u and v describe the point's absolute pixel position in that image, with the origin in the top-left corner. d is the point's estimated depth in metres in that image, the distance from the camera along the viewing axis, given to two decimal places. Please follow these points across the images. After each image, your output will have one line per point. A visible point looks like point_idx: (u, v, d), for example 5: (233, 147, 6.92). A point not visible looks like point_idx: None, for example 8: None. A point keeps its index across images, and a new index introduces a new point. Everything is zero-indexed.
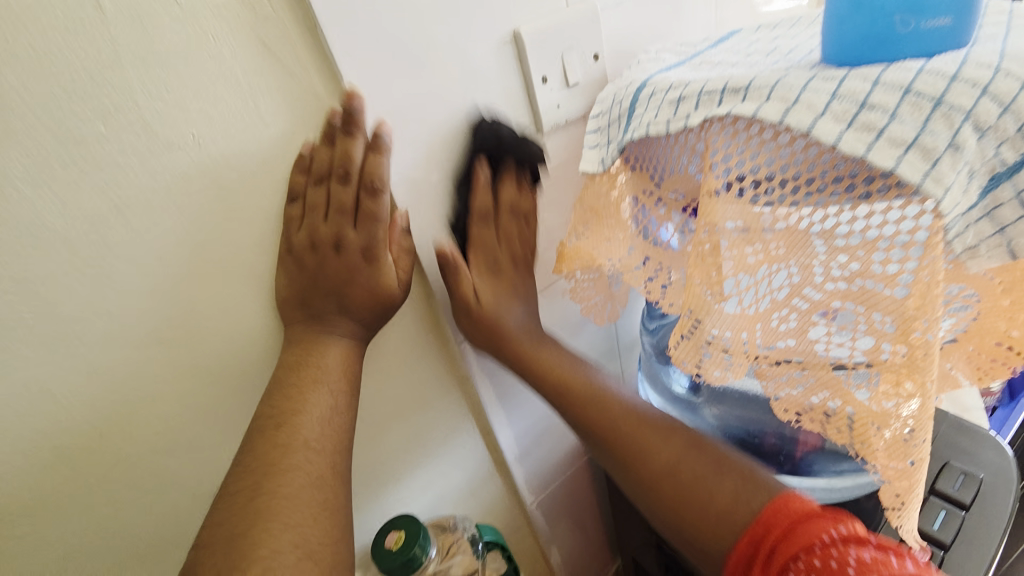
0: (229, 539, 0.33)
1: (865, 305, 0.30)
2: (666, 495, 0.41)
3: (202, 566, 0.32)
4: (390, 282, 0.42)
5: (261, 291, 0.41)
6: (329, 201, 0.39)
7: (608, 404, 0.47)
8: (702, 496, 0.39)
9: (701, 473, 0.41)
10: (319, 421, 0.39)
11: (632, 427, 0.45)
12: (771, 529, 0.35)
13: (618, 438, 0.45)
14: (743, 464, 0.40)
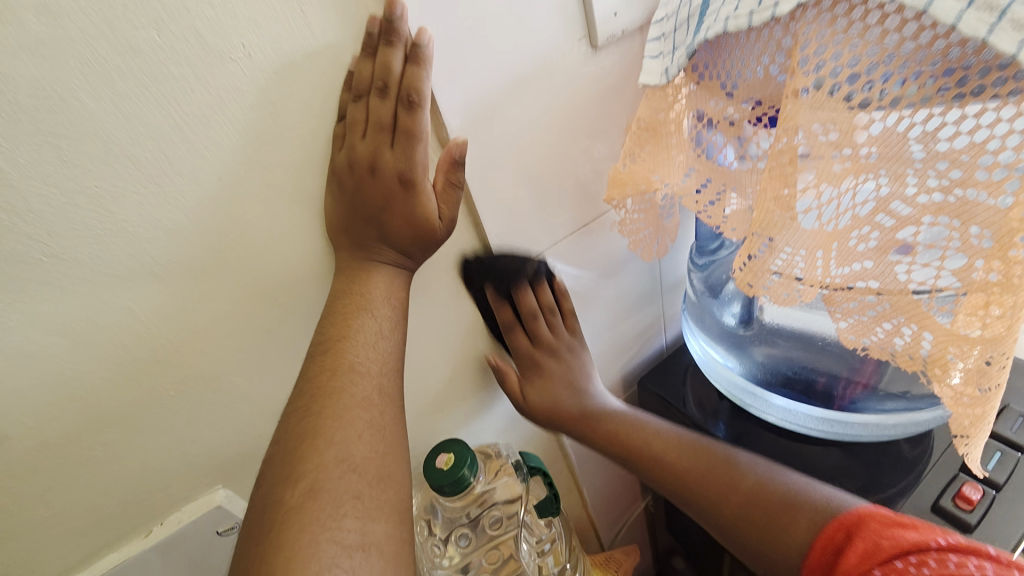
0: (286, 451, 0.35)
1: (961, 219, 0.27)
2: (743, 525, 0.44)
3: (265, 475, 0.35)
4: (427, 211, 0.41)
5: (314, 215, 0.42)
6: (368, 117, 0.38)
7: (683, 462, 0.51)
8: (777, 528, 0.42)
9: (773, 507, 0.43)
10: (362, 346, 0.39)
11: (699, 469, 0.50)
12: (855, 540, 0.37)
13: (685, 477, 0.50)
14: (825, 493, 0.42)
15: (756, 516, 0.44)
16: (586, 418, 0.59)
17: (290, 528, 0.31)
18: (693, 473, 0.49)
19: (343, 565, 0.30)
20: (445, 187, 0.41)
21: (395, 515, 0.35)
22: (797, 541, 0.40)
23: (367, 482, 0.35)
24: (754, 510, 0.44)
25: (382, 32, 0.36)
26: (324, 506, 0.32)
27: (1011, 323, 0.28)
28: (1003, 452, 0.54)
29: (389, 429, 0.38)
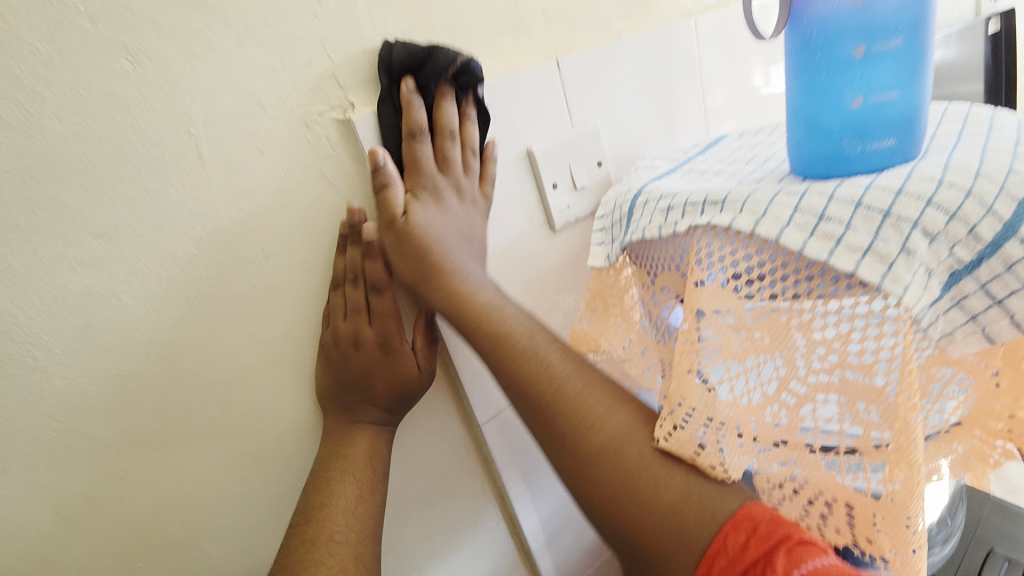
0: None
1: (847, 394, 0.33)
2: (625, 522, 0.35)
3: None
4: (410, 368, 0.47)
5: (306, 381, 0.46)
6: (344, 304, 0.44)
7: (578, 448, 0.38)
8: (647, 502, 0.35)
9: (650, 473, 0.36)
10: (344, 513, 0.42)
11: (594, 448, 0.37)
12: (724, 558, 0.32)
13: (586, 463, 0.37)
14: (698, 484, 0.35)
15: (683, 524, 0.34)
16: (557, 401, 0.39)
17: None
18: (642, 508, 0.35)
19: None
20: (424, 346, 0.48)
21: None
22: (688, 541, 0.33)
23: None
24: (674, 529, 0.34)
25: (347, 234, 0.43)
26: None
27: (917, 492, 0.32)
28: None
29: None
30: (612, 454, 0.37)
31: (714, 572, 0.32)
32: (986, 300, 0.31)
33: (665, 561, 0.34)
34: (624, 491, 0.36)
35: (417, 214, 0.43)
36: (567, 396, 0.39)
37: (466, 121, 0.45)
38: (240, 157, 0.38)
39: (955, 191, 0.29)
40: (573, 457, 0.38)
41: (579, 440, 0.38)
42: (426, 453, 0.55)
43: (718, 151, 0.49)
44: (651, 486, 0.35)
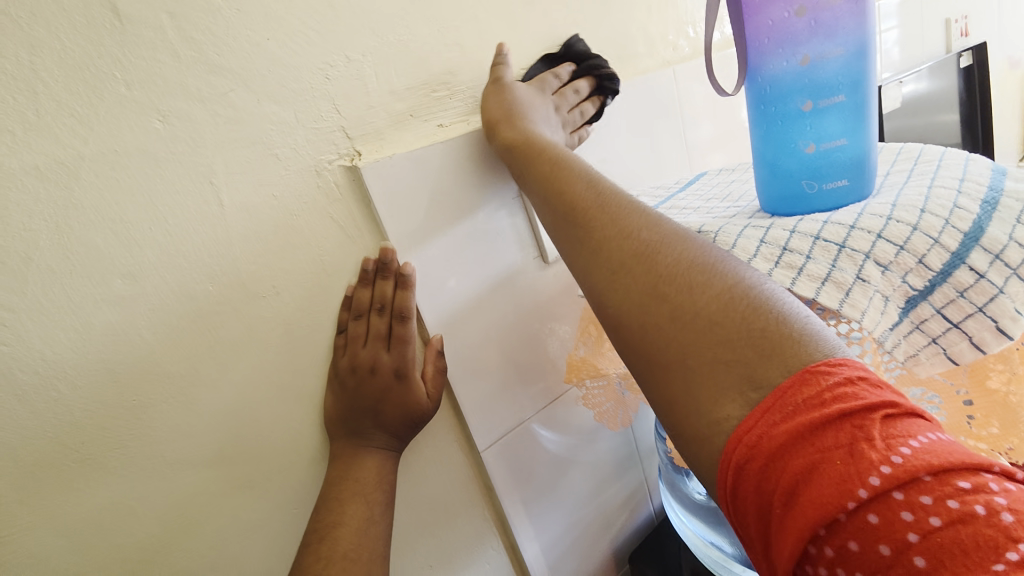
0: None
1: None
2: (635, 283, 0.33)
3: None
4: (418, 396, 0.48)
5: (312, 411, 0.48)
6: (368, 331, 0.47)
7: (595, 226, 0.37)
8: (677, 304, 0.30)
9: (682, 284, 0.31)
10: (355, 532, 0.43)
11: (608, 239, 0.36)
12: (787, 418, 0.25)
13: (614, 247, 0.35)
14: (734, 287, 0.31)
15: (729, 354, 0.28)
16: (599, 249, 0.36)
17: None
18: (673, 313, 0.30)
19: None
20: (433, 374, 0.50)
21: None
22: (704, 316, 0.29)
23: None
24: (713, 344, 0.28)
25: (377, 268, 0.47)
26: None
27: None
28: None
29: None
30: (645, 259, 0.33)
31: (771, 427, 0.25)
32: (943, 323, 0.33)
33: (695, 390, 0.28)
34: (654, 295, 0.32)
35: (519, 87, 0.50)
36: (609, 210, 0.38)
37: (586, 103, 0.56)
38: (255, 201, 0.42)
39: (901, 225, 0.32)
40: (590, 246, 0.37)
41: (614, 244, 0.36)
42: (429, 480, 0.56)
43: (698, 187, 0.53)
44: (687, 305, 0.30)
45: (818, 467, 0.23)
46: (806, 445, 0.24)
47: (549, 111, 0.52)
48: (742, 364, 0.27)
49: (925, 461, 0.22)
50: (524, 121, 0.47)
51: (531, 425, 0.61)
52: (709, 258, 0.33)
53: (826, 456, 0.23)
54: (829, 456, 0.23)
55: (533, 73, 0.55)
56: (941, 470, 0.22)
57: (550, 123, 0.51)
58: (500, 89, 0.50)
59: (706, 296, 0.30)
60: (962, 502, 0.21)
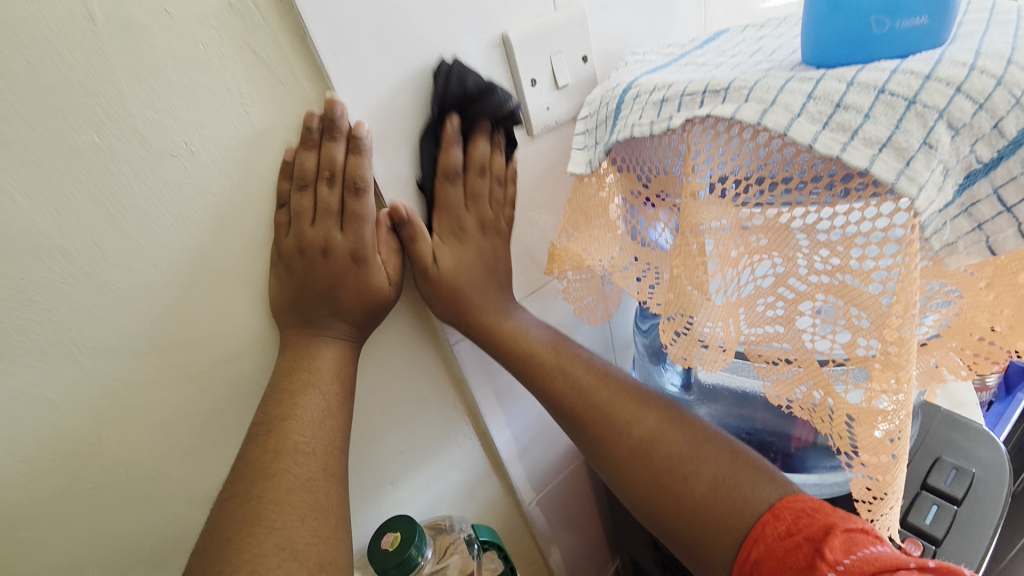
0: (218, 547, 0.32)
1: (845, 299, 0.31)
2: (640, 474, 0.42)
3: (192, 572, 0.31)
4: (379, 283, 0.42)
5: (256, 298, 0.41)
6: (315, 205, 0.39)
7: (593, 398, 0.46)
8: (678, 479, 0.40)
9: (675, 453, 0.42)
10: (309, 425, 0.38)
11: (606, 395, 0.46)
12: (759, 544, 0.35)
13: (614, 450, 0.44)
14: (723, 449, 0.41)
15: (717, 513, 0.38)
16: (588, 398, 0.46)
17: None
18: (675, 502, 0.40)
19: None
20: (391, 257, 0.44)
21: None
22: (695, 494, 0.39)
23: (307, 570, 0.32)
24: (712, 517, 0.38)
25: (323, 127, 0.38)
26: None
27: (901, 399, 0.32)
28: (939, 506, 0.55)
29: (333, 512, 0.36)
30: (645, 456, 0.43)
31: (759, 554, 0.35)
32: (998, 206, 0.28)
33: (704, 542, 0.38)
34: (656, 483, 0.41)
35: (444, 260, 0.46)
36: (596, 403, 0.46)
37: (495, 153, 0.46)
38: (140, 18, 0.31)
39: (987, 78, 0.25)
40: (608, 457, 0.45)
41: (615, 446, 0.44)
42: (396, 372, 0.53)
43: (718, 44, 0.43)
44: (684, 476, 0.40)
45: None
46: (787, 566, 0.34)
47: (478, 229, 0.48)
48: (726, 521, 0.38)
49: (859, 567, 0.30)
50: (484, 311, 0.48)
51: None
52: (698, 443, 0.42)
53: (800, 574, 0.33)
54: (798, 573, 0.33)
55: (426, 171, 0.43)
56: (871, 572, 0.30)
57: (495, 268, 0.50)
58: (409, 236, 0.44)
59: (696, 496, 0.39)
60: None
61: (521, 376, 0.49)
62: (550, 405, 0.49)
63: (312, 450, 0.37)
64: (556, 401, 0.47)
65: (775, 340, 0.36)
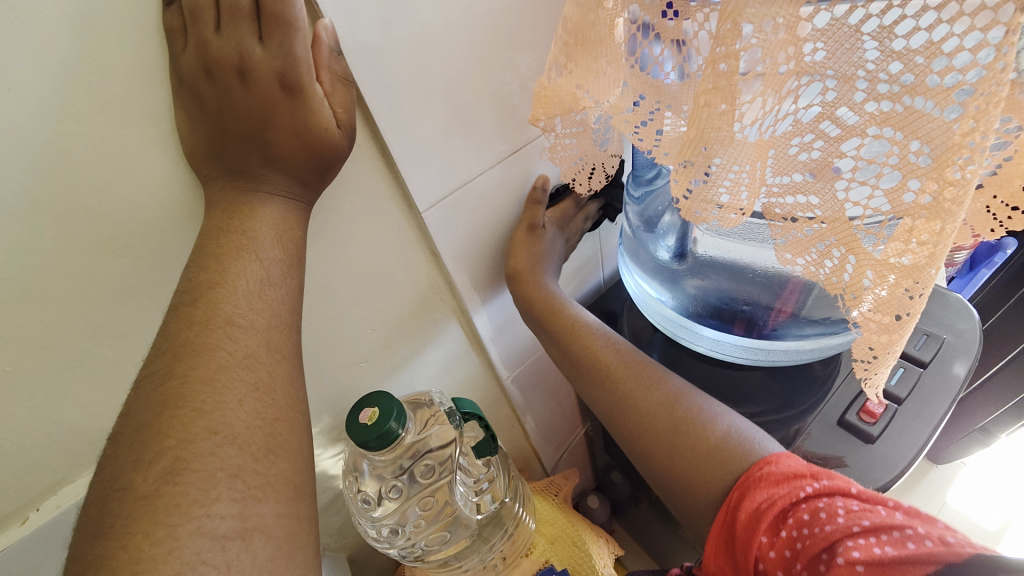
0: (133, 431, 0.27)
1: (904, 132, 0.26)
2: (660, 426, 0.50)
3: (107, 457, 0.27)
4: (326, 122, 0.33)
5: (166, 141, 0.32)
6: (218, 1, 0.29)
7: (623, 363, 0.55)
8: (694, 431, 0.49)
9: (693, 411, 0.50)
10: (244, 294, 0.32)
11: (634, 362, 0.55)
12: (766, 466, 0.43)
13: (637, 405, 0.52)
14: (732, 416, 0.50)
15: (725, 458, 0.46)
16: (619, 363, 0.55)
17: (138, 521, 0.24)
18: (686, 450, 0.48)
19: (217, 560, 0.25)
20: (335, 86, 0.34)
21: (286, 500, 0.29)
22: (707, 441, 0.48)
23: (250, 455, 0.28)
24: (721, 461, 0.46)
25: None
26: (189, 489, 0.26)
27: (936, 253, 0.29)
28: (906, 369, 0.60)
29: (281, 393, 0.31)
30: (664, 410, 0.51)
31: (768, 469, 0.43)
32: None
33: (708, 480, 0.46)
34: (672, 434, 0.49)
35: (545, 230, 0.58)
36: (624, 367, 0.55)
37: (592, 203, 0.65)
38: None
39: None
40: (631, 412, 0.53)
41: (638, 404, 0.52)
42: (361, 244, 0.46)
43: None
44: (698, 430, 0.48)
45: (793, 485, 0.41)
46: (790, 478, 0.42)
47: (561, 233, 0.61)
48: (733, 462, 0.45)
49: (853, 492, 0.39)
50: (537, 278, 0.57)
51: (471, 186, 0.50)
52: (712, 407, 0.50)
53: (798, 484, 0.41)
54: (798, 483, 0.41)
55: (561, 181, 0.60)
56: (861, 497, 0.38)
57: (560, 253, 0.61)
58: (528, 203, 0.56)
59: (711, 441, 0.47)
60: (865, 507, 0.37)
61: (558, 337, 0.57)
62: (585, 363, 0.56)
63: (252, 324, 0.31)
64: (591, 365, 0.56)
65: (800, 192, 0.31)
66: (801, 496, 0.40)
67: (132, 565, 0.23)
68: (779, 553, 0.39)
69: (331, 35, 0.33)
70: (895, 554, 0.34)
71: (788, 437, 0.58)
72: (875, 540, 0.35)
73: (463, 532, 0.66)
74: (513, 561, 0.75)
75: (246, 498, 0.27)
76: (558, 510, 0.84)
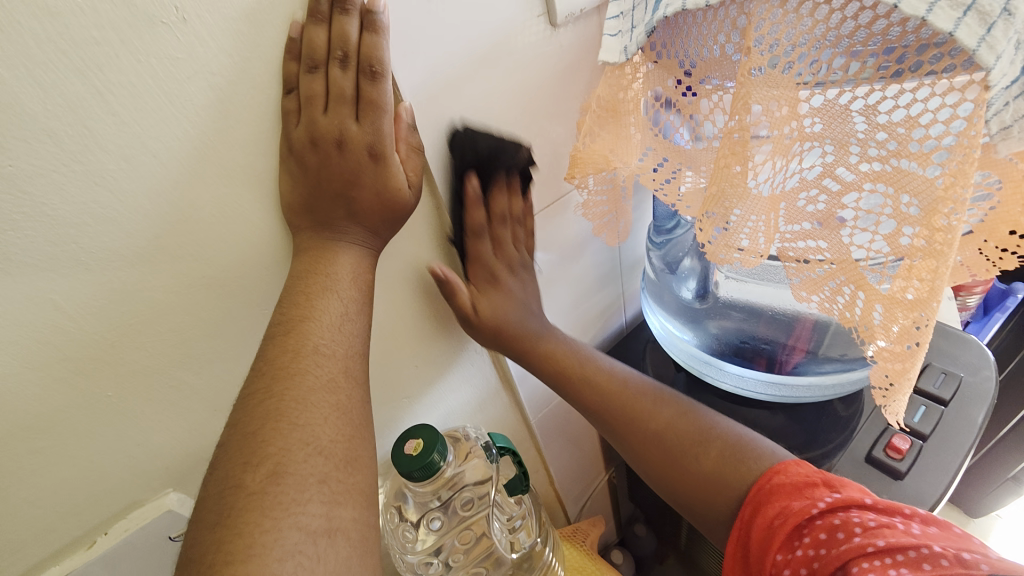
0: (243, 439, 0.32)
1: (895, 187, 0.31)
2: (659, 454, 0.52)
3: (218, 464, 0.31)
4: (400, 185, 0.40)
5: (266, 198, 0.39)
6: (327, 90, 0.36)
7: (611, 388, 0.57)
8: (692, 454, 0.50)
9: (690, 437, 0.51)
10: (328, 327, 0.36)
11: (628, 395, 0.56)
12: (770, 481, 0.45)
13: (636, 433, 0.54)
14: (728, 433, 0.51)
15: (726, 477, 0.48)
16: (612, 393, 0.57)
17: (250, 512, 0.28)
18: (689, 476, 0.50)
19: (310, 550, 0.28)
20: (409, 154, 0.40)
21: (361, 505, 0.32)
22: (706, 462, 0.49)
23: (334, 465, 0.32)
24: (720, 481, 0.48)
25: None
26: (288, 489, 0.30)
27: (936, 287, 0.32)
28: (927, 406, 0.62)
29: (356, 413, 0.35)
30: (663, 437, 0.53)
31: (779, 480, 0.44)
32: None
33: (710, 501, 0.49)
34: (674, 460, 0.51)
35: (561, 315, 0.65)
36: (618, 397, 0.56)
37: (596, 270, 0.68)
38: None
39: None
40: (630, 442, 0.55)
41: (635, 431, 0.55)
42: (414, 285, 0.51)
43: None
44: (699, 456, 0.50)
45: (805, 499, 0.41)
46: (803, 491, 0.42)
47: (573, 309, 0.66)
48: (732, 483, 0.47)
49: (869, 505, 0.39)
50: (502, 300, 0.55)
51: (508, 241, 0.56)
52: (705, 426, 0.52)
53: (809, 497, 0.41)
54: (810, 498, 0.41)
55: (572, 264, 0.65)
56: (876, 511, 0.39)
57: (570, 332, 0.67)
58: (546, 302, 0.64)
59: (710, 460, 0.49)
60: (883, 522, 0.38)
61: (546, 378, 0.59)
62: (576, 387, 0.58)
63: (333, 352, 0.36)
64: (588, 389, 0.57)
65: (810, 238, 0.36)
66: (817, 511, 0.40)
67: (246, 549, 0.27)
68: (794, 569, 0.39)
69: (410, 113, 0.40)
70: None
71: None
72: (891, 560, 0.35)
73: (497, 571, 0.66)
74: None
75: (333, 500, 0.31)
76: (585, 557, 0.84)
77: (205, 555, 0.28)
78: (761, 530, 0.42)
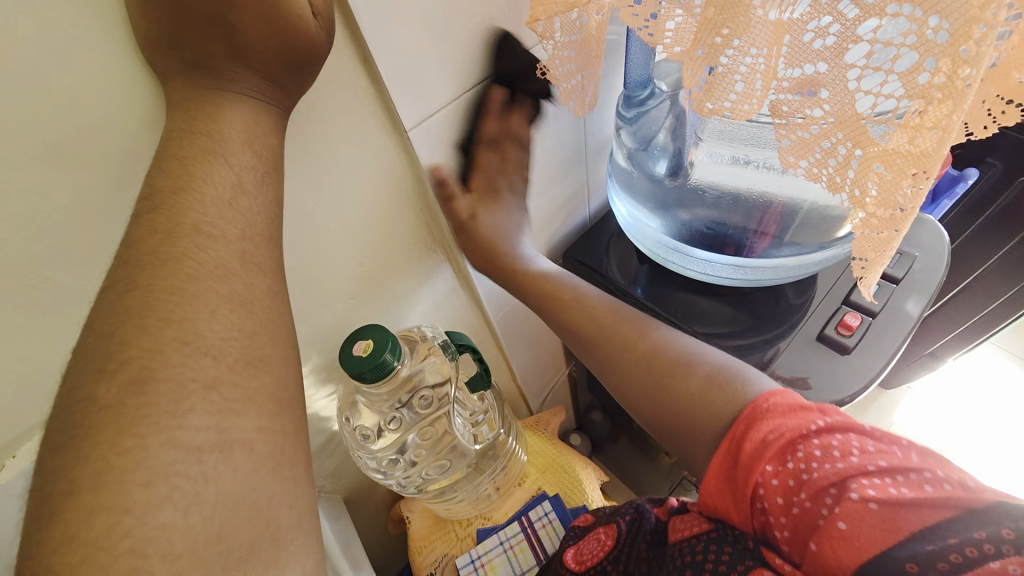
0: (93, 341, 0.26)
1: (923, 7, 0.26)
2: (647, 381, 0.49)
3: (69, 369, 0.26)
4: (304, 15, 0.30)
5: (113, 30, 0.28)
6: None
7: (597, 328, 0.54)
8: (677, 382, 0.47)
9: (674, 361, 0.49)
10: (212, 200, 0.29)
11: (611, 322, 0.54)
12: (768, 406, 0.41)
13: (621, 358, 0.52)
14: (716, 359, 0.48)
15: (707, 405, 0.45)
16: (598, 326, 0.54)
17: (100, 431, 0.23)
18: (670, 406, 0.47)
19: (191, 471, 0.24)
20: None
21: (270, 413, 0.27)
22: (688, 387, 0.46)
23: (226, 366, 0.27)
24: (705, 410, 0.45)
25: None
26: (158, 400, 0.24)
27: (944, 137, 0.28)
28: (881, 286, 0.63)
29: (261, 308, 0.30)
30: (646, 359, 0.50)
31: (775, 400, 0.41)
32: None
33: (691, 434, 0.46)
34: (658, 388, 0.48)
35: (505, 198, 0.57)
36: (602, 327, 0.54)
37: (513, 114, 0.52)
38: None
39: None
40: (615, 368, 0.52)
41: (620, 358, 0.52)
42: (343, 164, 0.42)
43: None
44: (678, 382, 0.47)
45: (798, 417, 0.39)
46: (797, 411, 0.39)
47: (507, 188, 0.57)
48: (717, 412, 0.44)
49: (862, 429, 0.36)
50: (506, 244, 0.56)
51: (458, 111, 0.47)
52: (691, 351, 0.49)
53: (803, 418, 0.38)
54: (804, 417, 0.38)
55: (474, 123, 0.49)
56: (870, 433, 0.36)
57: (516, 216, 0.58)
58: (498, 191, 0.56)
59: (690, 389, 0.46)
60: (879, 446, 0.35)
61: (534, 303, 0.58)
62: (568, 339, 0.58)
63: (224, 233, 0.29)
64: (577, 333, 0.55)
65: (807, 87, 0.31)
66: (813, 429, 0.37)
67: (98, 474, 0.22)
68: (782, 482, 0.37)
69: None
70: (914, 497, 0.32)
71: (765, 357, 0.60)
72: (892, 480, 0.33)
73: (460, 462, 0.68)
74: (505, 490, 0.80)
75: (218, 411, 0.26)
76: (546, 442, 0.87)
77: (58, 481, 0.23)
78: (750, 444, 0.40)
